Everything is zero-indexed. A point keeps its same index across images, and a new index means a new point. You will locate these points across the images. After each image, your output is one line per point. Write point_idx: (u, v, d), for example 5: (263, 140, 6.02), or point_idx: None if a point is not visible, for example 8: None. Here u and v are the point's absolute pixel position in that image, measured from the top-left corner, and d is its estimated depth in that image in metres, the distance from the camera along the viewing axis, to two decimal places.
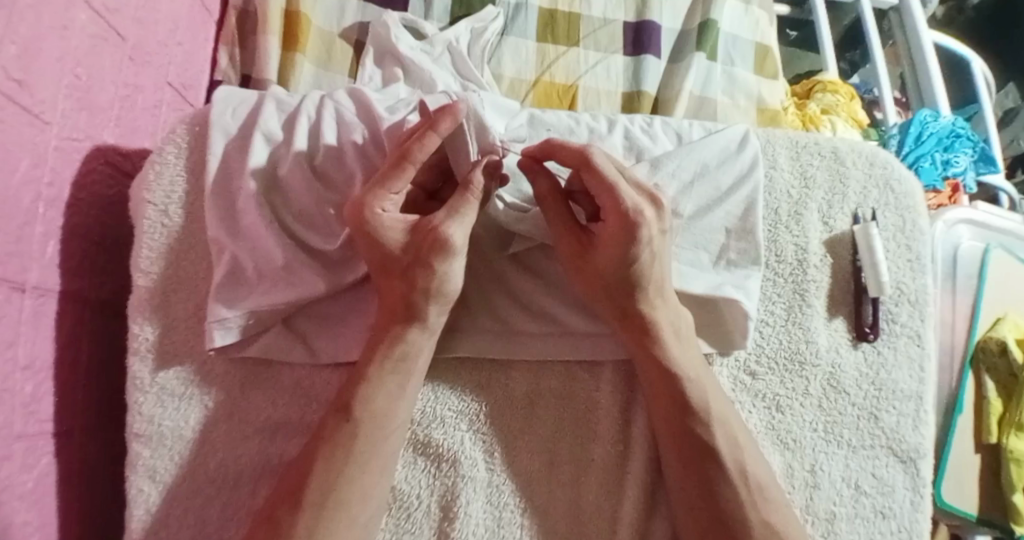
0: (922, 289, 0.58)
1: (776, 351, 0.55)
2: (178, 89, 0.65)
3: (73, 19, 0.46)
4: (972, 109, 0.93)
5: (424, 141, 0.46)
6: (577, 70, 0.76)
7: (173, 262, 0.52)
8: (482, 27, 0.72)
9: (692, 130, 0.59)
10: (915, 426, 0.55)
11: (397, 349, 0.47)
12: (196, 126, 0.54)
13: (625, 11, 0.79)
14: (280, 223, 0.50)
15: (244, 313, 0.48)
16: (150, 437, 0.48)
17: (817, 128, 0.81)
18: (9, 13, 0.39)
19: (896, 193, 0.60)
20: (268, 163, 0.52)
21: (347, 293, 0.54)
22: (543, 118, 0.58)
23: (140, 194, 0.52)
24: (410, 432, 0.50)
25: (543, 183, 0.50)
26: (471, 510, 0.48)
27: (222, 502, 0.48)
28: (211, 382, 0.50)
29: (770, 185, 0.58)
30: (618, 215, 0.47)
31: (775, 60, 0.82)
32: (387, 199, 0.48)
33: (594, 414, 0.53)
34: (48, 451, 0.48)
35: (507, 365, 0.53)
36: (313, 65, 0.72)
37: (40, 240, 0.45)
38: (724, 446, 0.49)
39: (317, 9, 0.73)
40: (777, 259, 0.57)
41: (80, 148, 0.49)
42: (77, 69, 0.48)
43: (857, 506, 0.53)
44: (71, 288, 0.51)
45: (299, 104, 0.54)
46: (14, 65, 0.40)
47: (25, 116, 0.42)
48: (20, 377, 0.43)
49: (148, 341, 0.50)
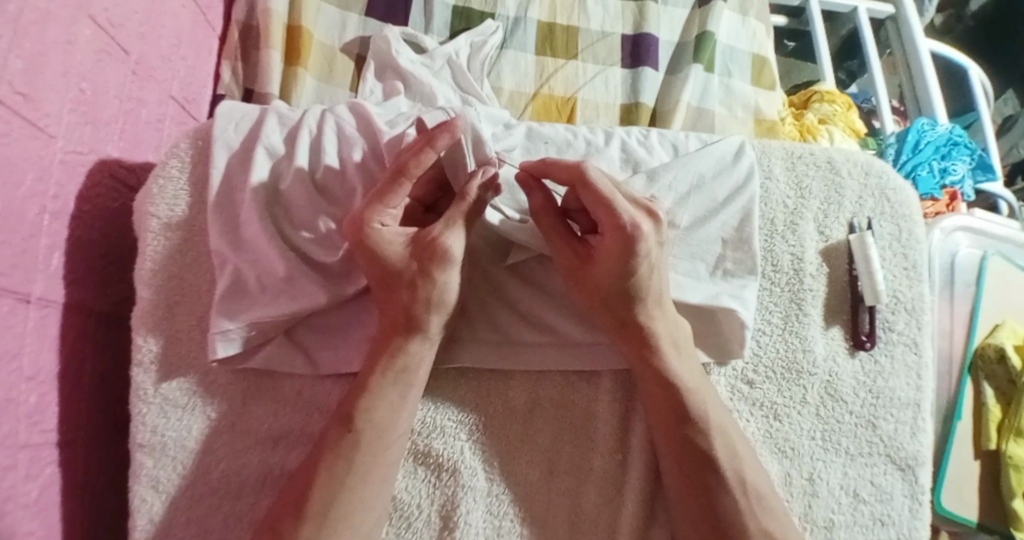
0: (919, 297, 0.58)
1: (774, 360, 0.55)
2: (182, 103, 0.66)
3: (78, 34, 0.48)
4: (971, 118, 0.93)
5: (421, 157, 0.47)
6: (576, 83, 0.76)
7: (176, 274, 0.53)
8: (482, 40, 0.73)
9: (688, 141, 0.60)
10: (913, 434, 0.56)
11: (398, 360, 0.48)
12: (199, 140, 0.55)
13: (623, 24, 0.80)
14: (281, 235, 0.51)
15: (246, 325, 0.49)
16: (153, 448, 0.49)
17: (814, 137, 0.82)
18: (14, 29, 0.40)
19: (892, 202, 0.61)
20: (270, 177, 0.52)
21: (348, 304, 0.54)
22: (540, 131, 0.58)
23: (144, 207, 0.53)
24: (411, 442, 0.50)
25: (539, 197, 0.51)
26: (471, 519, 0.49)
27: (225, 512, 0.49)
28: (214, 393, 0.51)
29: (765, 195, 0.59)
30: (617, 228, 0.48)
31: (773, 71, 0.82)
32: (386, 213, 0.49)
33: (593, 422, 0.53)
34: (52, 461, 0.48)
35: (506, 375, 0.53)
36: (315, 79, 0.73)
37: (45, 252, 0.46)
38: (724, 455, 0.49)
39: (318, 24, 0.75)
40: (773, 269, 0.58)
41: (85, 162, 0.50)
42: (82, 84, 0.49)
43: (856, 514, 0.53)
44: (75, 299, 0.51)
45: (301, 118, 0.55)
46: (19, 79, 0.41)
47: (30, 130, 0.43)
48: (24, 387, 0.44)
49: (151, 353, 0.51)
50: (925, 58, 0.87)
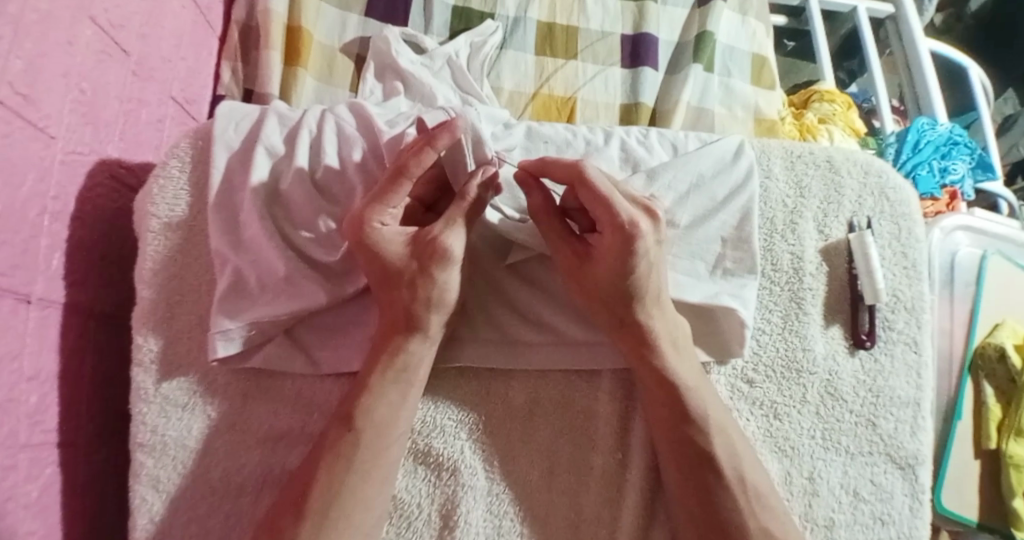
0: (919, 296, 0.58)
1: (774, 359, 0.55)
2: (182, 103, 0.66)
3: (78, 35, 0.48)
4: (971, 117, 0.93)
5: (421, 157, 0.47)
6: (576, 83, 0.76)
7: (177, 274, 0.53)
8: (482, 40, 0.74)
9: (687, 141, 0.60)
10: (913, 432, 0.56)
11: (399, 359, 0.48)
12: (200, 140, 0.55)
13: (623, 24, 0.80)
14: (282, 235, 0.51)
15: (246, 324, 0.49)
16: (154, 447, 0.49)
17: (814, 137, 0.82)
18: (14, 30, 0.40)
19: (892, 201, 0.61)
20: (270, 178, 0.53)
21: (348, 303, 0.54)
22: (540, 131, 0.58)
23: (144, 207, 0.53)
24: (412, 441, 0.50)
25: (537, 196, 0.51)
26: (472, 519, 0.49)
27: (225, 511, 0.49)
28: (215, 392, 0.51)
29: (765, 194, 0.59)
30: (616, 228, 0.48)
31: (772, 71, 0.82)
32: (386, 213, 0.49)
33: (593, 422, 0.53)
34: (52, 461, 0.48)
35: (506, 375, 0.53)
36: (315, 80, 0.73)
37: (46, 252, 0.46)
38: (723, 454, 0.49)
39: (318, 25, 0.75)
40: (773, 268, 0.58)
41: (85, 162, 0.51)
42: (83, 84, 0.49)
43: (856, 513, 0.53)
44: (76, 300, 0.51)
45: (301, 117, 0.55)
46: (19, 80, 0.41)
47: (31, 131, 0.43)
48: (25, 388, 0.44)
49: (152, 352, 0.51)
50: (925, 57, 0.87)
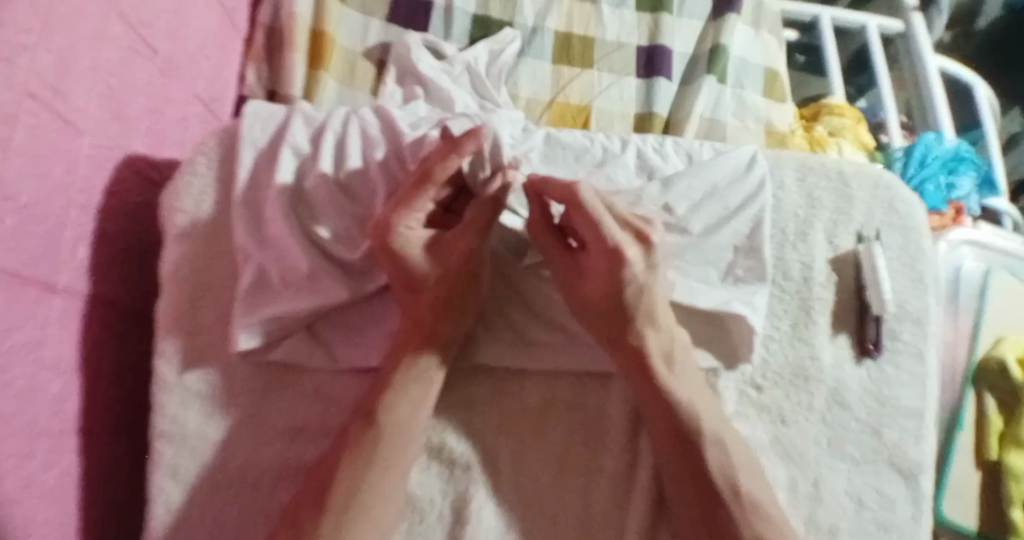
0: (925, 308, 0.59)
1: (782, 367, 0.57)
2: (206, 102, 0.67)
3: (106, 31, 0.49)
4: (977, 134, 0.95)
5: (447, 162, 0.48)
6: (591, 92, 0.78)
7: (200, 268, 0.54)
8: (500, 49, 0.75)
9: (702, 150, 0.61)
10: (917, 442, 0.57)
11: (422, 361, 0.50)
12: (226, 138, 0.56)
13: (639, 35, 0.81)
14: (303, 232, 0.52)
15: (269, 320, 0.50)
16: (173, 437, 0.50)
17: (824, 150, 0.83)
18: (44, 24, 0.41)
19: (900, 214, 0.62)
20: (294, 178, 0.54)
21: (366, 303, 0.56)
22: (559, 137, 0.60)
23: (170, 202, 0.54)
24: (427, 437, 0.51)
25: (535, 212, 0.53)
26: (483, 514, 0.50)
27: (243, 502, 0.50)
28: (236, 385, 0.52)
29: (777, 204, 0.60)
30: (603, 249, 0.51)
31: (784, 85, 0.84)
32: (412, 218, 0.50)
33: (605, 423, 0.54)
34: (70, 449, 0.49)
35: (520, 376, 0.54)
36: (337, 82, 0.75)
37: (69, 244, 0.48)
38: (726, 458, 0.50)
39: (341, 30, 0.77)
40: (784, 277, 0.59)
41: (110, 156, 0.52)
42: (110, 79, 0.50)
43: (860, 519, 0.54)
44: (98, 291, 0.53)
45: (326, 119, 0.57)
46: (48, 73, 0.42)
47: (57, 123, 0.44)
48: (45, 376, 0.45)
49: (174, 345, 0.52)
50: (932, 73, 0.89)
